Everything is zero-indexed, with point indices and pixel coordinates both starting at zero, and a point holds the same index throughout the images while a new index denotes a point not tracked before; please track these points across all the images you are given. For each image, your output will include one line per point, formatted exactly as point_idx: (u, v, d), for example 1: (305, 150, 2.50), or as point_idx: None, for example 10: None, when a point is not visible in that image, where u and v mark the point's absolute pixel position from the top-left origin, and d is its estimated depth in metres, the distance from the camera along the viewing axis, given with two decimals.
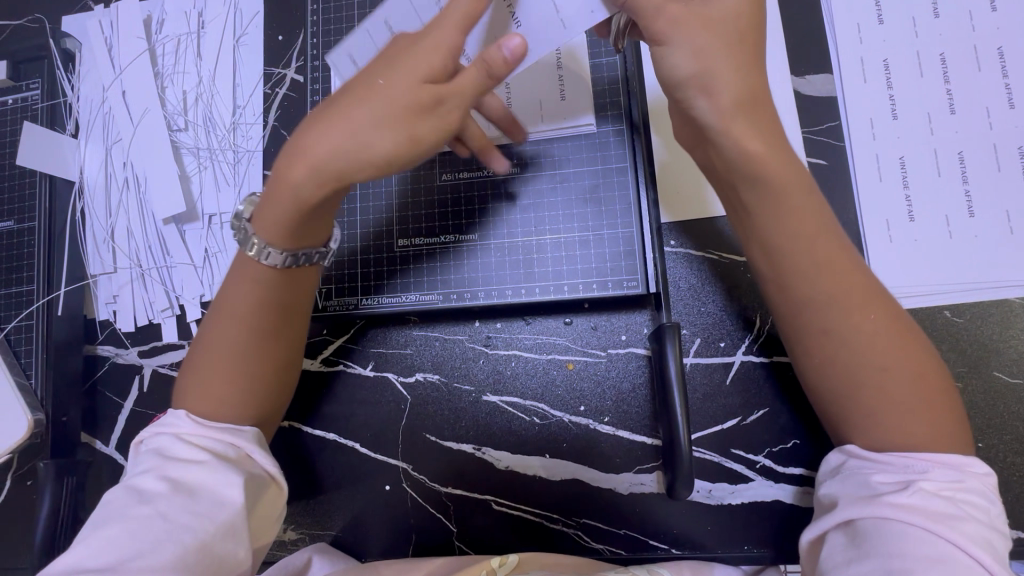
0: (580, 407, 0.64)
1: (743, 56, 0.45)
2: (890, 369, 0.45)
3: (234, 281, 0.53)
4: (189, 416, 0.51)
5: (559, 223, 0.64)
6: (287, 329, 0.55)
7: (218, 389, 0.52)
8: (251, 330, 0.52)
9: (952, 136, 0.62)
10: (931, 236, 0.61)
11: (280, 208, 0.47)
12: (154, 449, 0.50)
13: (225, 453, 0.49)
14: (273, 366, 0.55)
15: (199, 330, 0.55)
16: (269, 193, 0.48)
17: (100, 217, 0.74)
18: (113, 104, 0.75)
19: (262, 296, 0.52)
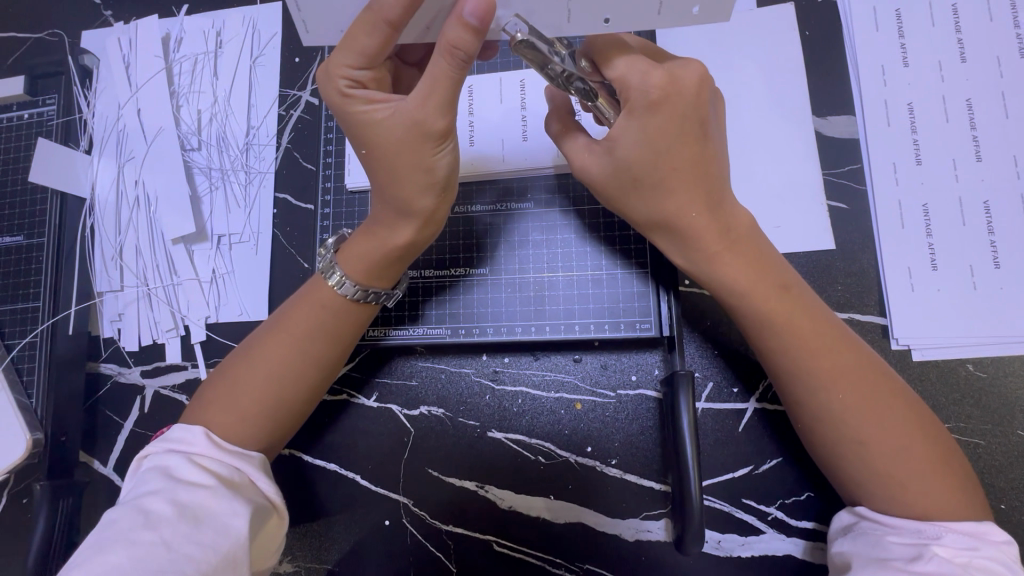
0: (586, 448, 0.62)
1: (655, 186, 0.49)
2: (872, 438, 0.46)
3: (300, 303, 0.56)
4: (206, 435, 0.51)
5: (572, 261, 0.63)
6: (324, 363, 0.56)
7: (248, 403, 0.54)
8: (301, 356, 0.55)
9: (978, 184, 0.61)
10: (954, 287, 0.60)
11: (365, 250, 0.54)
12: (158, 469, 0.49)
13: (231, 478, 0.49)
14: (300, 401, 0.56)
15: (242, 349, 0.57)
16: (357, 238, 0.56)
17: (110, 234, 0.74)
18: (128, 123, 0.75)
19: (324, 327, 0.56)
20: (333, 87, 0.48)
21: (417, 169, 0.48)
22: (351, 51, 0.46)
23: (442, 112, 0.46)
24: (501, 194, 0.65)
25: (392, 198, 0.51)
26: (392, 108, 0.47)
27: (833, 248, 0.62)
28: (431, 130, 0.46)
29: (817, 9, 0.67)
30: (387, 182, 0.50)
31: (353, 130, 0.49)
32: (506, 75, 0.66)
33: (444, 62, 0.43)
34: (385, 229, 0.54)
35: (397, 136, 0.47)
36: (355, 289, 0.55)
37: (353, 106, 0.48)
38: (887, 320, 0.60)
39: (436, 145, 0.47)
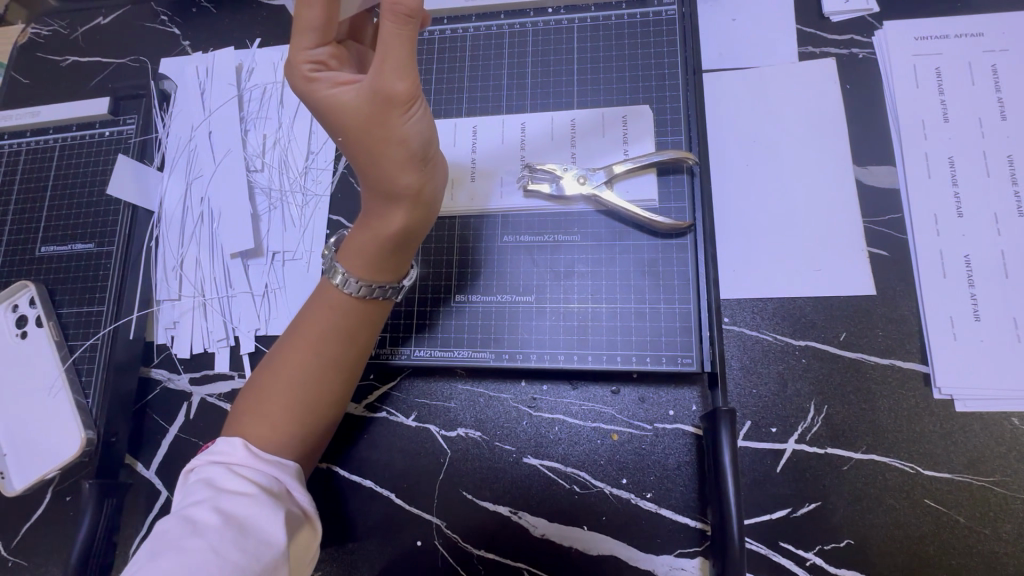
0: (621, 480, 0.63)
1: None
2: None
3: (313, 309, 0.58)
4: (243, 447, 0.53)
5: (614, 293, 0.65)
6: (343, 364, 0.58)
7: (275, 411, 0.55)
8: (318, 358, 0.57)
9: (1021, 238, 0.62)
10: (998, 339, 0.60)
11: (361, 244, 0.54)
12: (203, 480, 0.50)
13: (271, 488, 0.51)
14: (324, 405, 0.58)
15: (267, 357, 0.59)
16: (354, 235, 0.56)
17: (173, 246, 0.78)
18: (198, 143, 0.80)
19: (333, 325, 0.57)
20: (297, 73, 0.48)
21: (392, 144, 0.48)
22: (304, 30, 0.47)
23: (401, 74, 0.45)
24: (546, 226, 0.67)
25: (375, 182, 0.51)
26: (356, 85, 0.47)
27: (873, 293, 0.63)
28: (393, 96, 0.46)
29: (858, 65, 0.70)
30: (369, 165, 0.50)
31: (326, 119, 0.49)
32: (558, 114, 0.69)
33: (390, 24, 0.43)
34: (378, 217, 0.54)
35: (366, 112, 0.47)
36: (358, 286, 0.56)
37: (319, 90, 0.48)
38: (929, 368, 0.60)
39: (403, 111, 0.46)
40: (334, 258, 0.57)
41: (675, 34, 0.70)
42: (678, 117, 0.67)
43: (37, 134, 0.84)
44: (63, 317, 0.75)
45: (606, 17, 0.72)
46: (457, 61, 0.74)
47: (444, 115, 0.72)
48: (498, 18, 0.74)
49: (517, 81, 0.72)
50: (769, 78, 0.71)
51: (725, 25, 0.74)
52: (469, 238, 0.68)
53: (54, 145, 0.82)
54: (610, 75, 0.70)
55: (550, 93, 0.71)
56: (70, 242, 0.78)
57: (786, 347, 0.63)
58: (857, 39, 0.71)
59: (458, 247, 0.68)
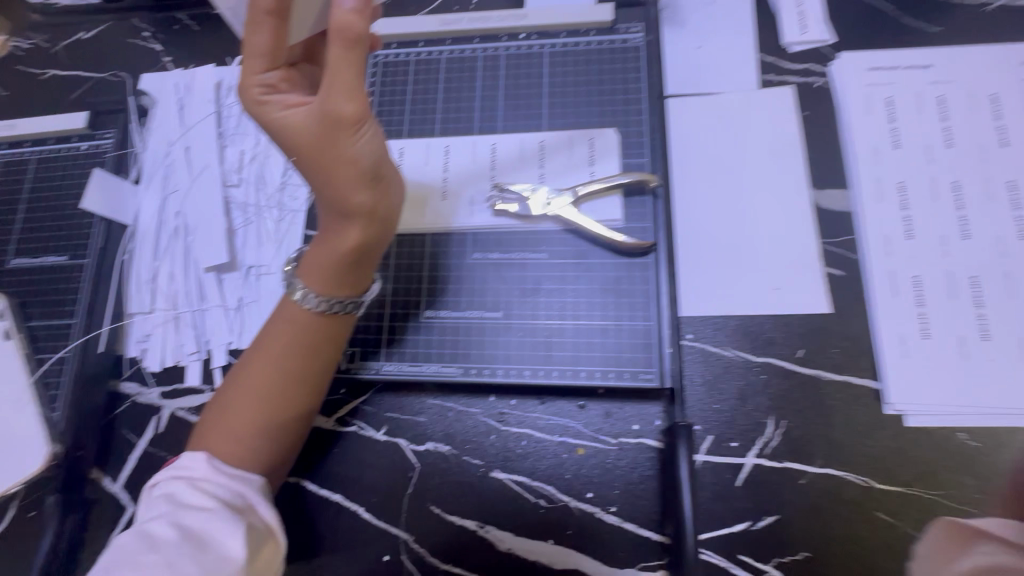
0: (586, 494, 0.64)
1: None
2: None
3: (276, 324, 0.59)
4: (205, 461, 0.53)
5: (581, 310, 0.66)
6: (306, 379, 0.59)
7: (238, 426, 0.56)
8: (280, 373, 0.57)
9: (966, 260, 0.65)
10: (945, 357, 0.62)
11: (318, 259, 0.56)
12: (165, 495, 0.51)
13: (233, 502, 0.51)
14: (287, 419, 0.58)
15: (232, 373, 0.60)
16: (312, 250, 0.57)
17: (147, 260, 0.78)
18: (175, 158, 0.81)
19: (296, 341, 0.58)
20: (249, 96, 0.51)
21: (343, 163, 0.49)
22: (253, 54, 0.50)
23: (347, 95, 0.47)
24: (515, 243, 0.69)
25: (329, 200, 0.53)
26: (306, 107, 0.49)
27: (829, 312, 0.65)
28: (341, 117, 0.47)
29: (815, 93, 0.73)
30: (324, 184, 0.52)
31: (279, 139, 0.52)
32: (528, 136, 0.72)
33: (335, 46, 0.45)
34: (333, 234, 0.55)
35: (315, 132, 0.49)
36: (317, 301, 0.57)
37: (272, 111, 0.50)
38: (881, 385, 0.63)
39: (351, 131, 0.48)
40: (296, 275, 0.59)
41: (641, 61, 0.73)
42: (643, 140, 0.70)
43: (13, 146, 0.84)
44: (32, 329, 0.75)
45: (576, 43, 0.75)
46: (432, 82, 0.76)
47: (418, 135, 0.74)
48: (472, 42, 0.77)
49: (489, 102, 0.74)
50: (730, 104, 0.74)
51: (690, 52, 0.77)
52: (440, 254, 0.70)
53: (30, 158, 0.83)
54: (579, 99, 0.72)
55: (521, 115, 0.73)
56: (42, 255, 0.78)
57: (745, 364, 0.65)
58: (814, 68, 0.74)
59: (429, 264, 0.70)
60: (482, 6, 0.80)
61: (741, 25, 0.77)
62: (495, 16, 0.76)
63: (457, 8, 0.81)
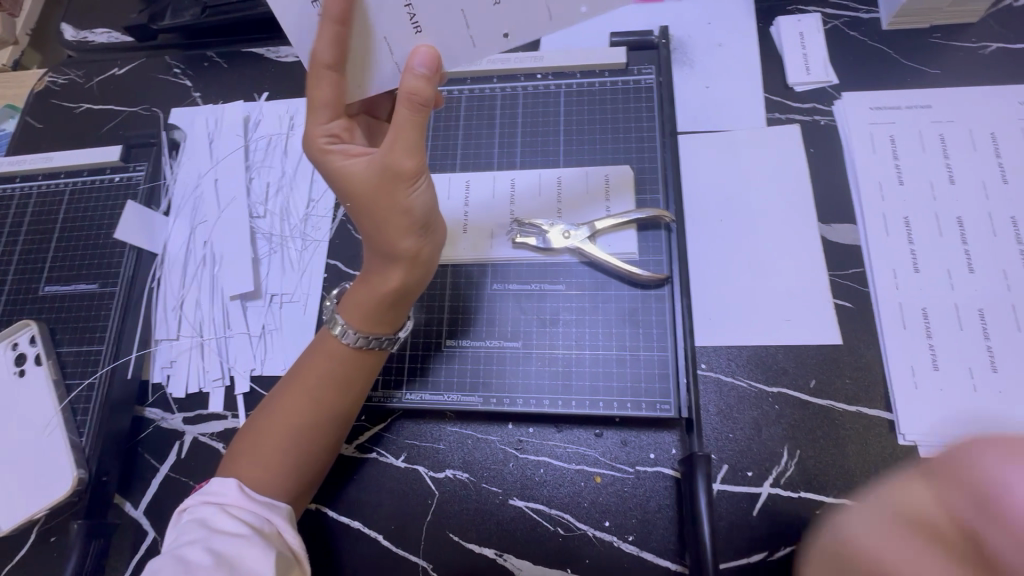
0: (604, 522, 0.64)
1: None
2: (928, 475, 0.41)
3: (311, 358, 0.61)
4: (239, 487, 0.55)
5: (598, 340, 0.68)
6: (338, 412, 0.60)
7: (271, 455, 0.57)
8: (313, 406, 0.59)
9: (972, 293, 0.67)
10: (954, 388, 0.64)
11: (361, 298, 0.58)
12: (196, 521, 0.52)
13: (262, 527, 0.52)
14: (317, 450, 0.60)
15: (264, 403, 0.61)
16: (354, 289, 0.60)
17: (174, 288, 0.81)
18: (204, 190, 0.84)
19: (335, 376, 0.60)
20: (314, 145, 0.53)
21: (396, 212, 0.52)
22: (318, 106, 0.52)
23: (409, 153, 0.51)
24: (534, 274, 0.71)
25: (377, 244, 0.56)
26: (367, 158, 0.52)
27: (839, 343, 0.67)
28: (401, 171, 0.51)
29: (821, 131, 0.76)
30: (373, 229, 0.54)
31: (336, 184, 0.54)
32: (545, 172, 0.75)
33: (405, 108, 0.49)
34: (377, 275, 0.58)
35: (374, 182, 0.52)
36: (356, 336, 0.59)
37: (334, 160, 0.53)
38: (892, 415, 0.64)
39: (408, 184, 0.52)
40: (336, 311, 0.61)
41: (653, 101, 0.76)
42: (656, 176, 0.73)
43: (48, 178, 0.87)
44: (62, 355, 0.77)
45: (591, 83, 0.78)
46: (453, 119, 0.79)
47: (440, 170, 0.77)
48: (491, 81, 0.80)
49: (508, 139, 0.78)
50: (739, 141, 0.77)
51: (700, 92, 0.81)
52: (460, 285, 0.72)
53: (64, 189, 0.86)
54: (594, 136, 0.76)
55: (538, 151, 0.76)
56: (73, 283, 0.80)
57: (759, 393, 0.66)
58: (819, 108, 0.78)
59: (450, 295, 0.72)
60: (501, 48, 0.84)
61: (748, 66, 0.81)
62: (513, 57, 0.80)
63: None
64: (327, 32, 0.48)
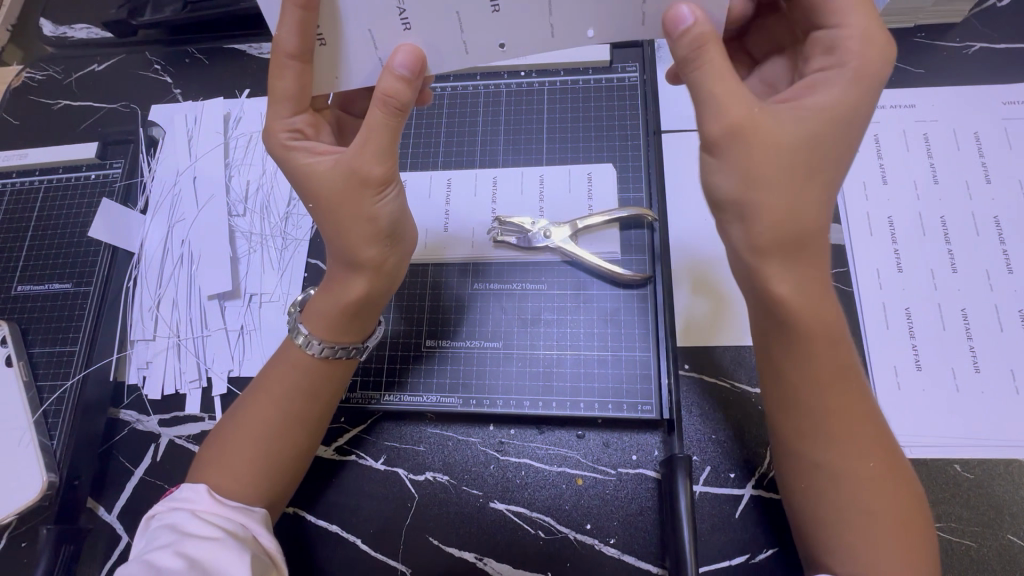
0: (586, 525, 0.63)
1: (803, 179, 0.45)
2: (810, 292, 0.47)
3: (280, 366, 0.59)
4: (208, 494, 0.53)
5: (580, 340, 0.68)
6: (311, 420, 0.59)
7: (241, 463, 0.55)
8: (284, 414, 0.58)
9: (955, 293, 0.66)
10: (938, 388, 0.63)
11: (324, 309, 0.57)
12: (167, 527, 0.51)
13: (236, 531, 0.51)
14: (290, 458, 0.58)
15: (232, 410, 0.60)
16: (319, 297, 0.58)
17: (151, 287, 0.79)
18: (182, 187, 0.83)
19: (299, 386, 0.58)
20: (276, 140, 0.52)
21: (361, 220, 0.51)
22: (280, 102, 0.51)
23: (377, 159, 0.49)
24: (515, 274, 0.71)
25: (341, 251, 0.54)
26: (333, 159, 0.51)
27: None
28: (369, 177, 0.49)
29: None
30: (336, 235, 0.53)
31: (296, 185, 0.53)
32: (527, 170, 0.74)
33: (379, 110, 0.47)
34: (341, 284, 0.56)
35: (339, 187, 0.50)
36: (322, 347, 0.57)
37: (297, 157, 0.52)
38: None
39: (375, 192, 0.50)
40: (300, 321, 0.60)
41: (637, 99, 0.75)
42: (639, 175, 0.72)
43: (22, 175, 0.85)
44: (35, 356, 0.75)
45: (574, 81, 0.78)
46: (435, 117, 0.79)
47: (421, 168, 0.76)
48: (474, 79, 0.80)
49: (490, 137, 0.77)
50: None
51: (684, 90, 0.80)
52: (441, 285, 0.71)
53: (39, 186, 0.84)
54: (577, 134, 0.75)
55: (521, 149, 0.75)
56: (47, 282, 0.79)
57: (742, 394, 0.66)
58: None
59: (430, 294, 0.71)
60: None
61: None
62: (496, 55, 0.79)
63: None
64: (290, 19, 0.45)
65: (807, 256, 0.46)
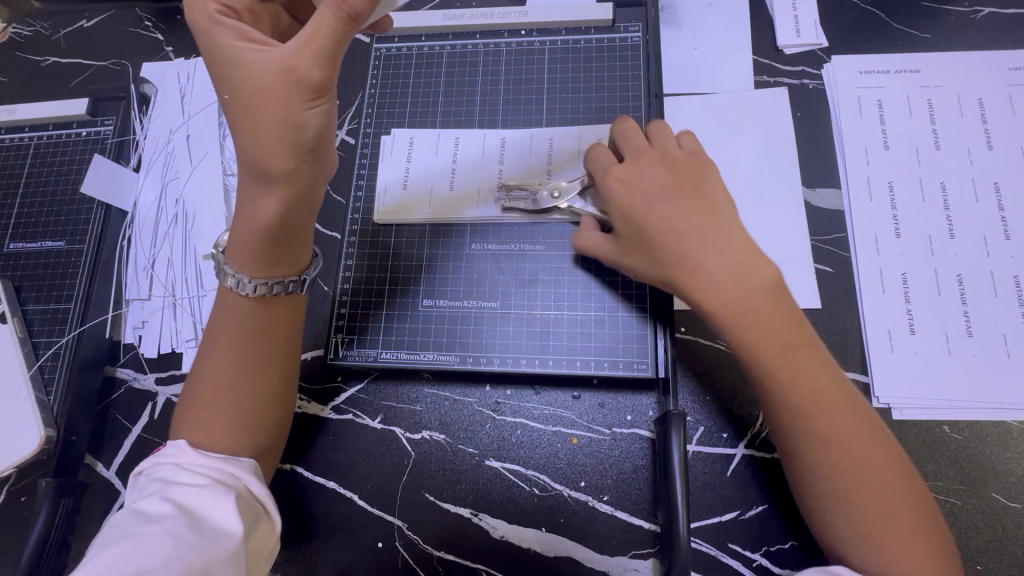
0: (580, 483, 0.64)
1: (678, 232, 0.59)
2: (753, 315, 0.55)
3: (222, 315, 0.57)
4: (189, 447, 0.53)
5: (577, 301, 0.68)
6: (269, 364, 0.57)
7: (213, 416, 0.54)
8: (235, 362, 0.56)
9: (952, 259, 0.67)
10: (930, 351, 0.64)
11: (244, 240, 0.54)
12: (153, 479, 0.51)
13: (225, 479, 0.51)
14: (260, 405, 0.56)
15: (192, 370, 0.58)
16: (235, 231, 0.55)
17: (145, 246, 0.79)
18: (176, 146, 0.82)
19: (246, 330, 0.56)
20: (203, 12, 0.51)
21: (285, 123, 0.49)
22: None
23: (316, 62, 0.48)
24: (514, 235, 0.70)
25: (252, 161, 0.51)
26: (269, 54, 0.50)
27: (818, 307, 0.67)
28: (305, 78, 0.48)
29: (809, 95, 0.75)
30: (252, 141, 0.50)
31: (216, 62, 0.51)
32: (526, 131, 0.73)
33: (329, 11, 0.47)
34: (253, 206, 0.53)
35: (271, 81, 0.49)
36: (254, 285, 0.56)
37: (223, 40, 0.50)
38: (869, 379, 0.64)
39: (309, 97, 0.49)
40: (223, 258, 0.57)
41: (639, 60, 0.74)
42: None
43: (12, 132, 0.84)
44: (29, 314, 0.75)
45: (576, 41, 0.76)
46: (433, 76, 0.77)
47: (418, 127, 0.76)
48: (473, 37, 0.78)
49: (489, 97, 0.76)
50: (726, 103, 0.75)
51: (688, 53, 0.79)
52: (439, 245, 0.71)
53: (29, 143, 0.83)
54: (578, 95, 0.74)
55: (521, 109, 0.74)
56: (40, 240, 0.78)
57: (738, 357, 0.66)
58: (809, 71, 0.76)
59: (428, 255, 0.71)
60: (484, 5, 0.82)
61: (736, 28, 0.79)
62: (497, 13, 0.78)
63: (460, 6, 0.82)
64: None
65: (731, 282, 0.56)
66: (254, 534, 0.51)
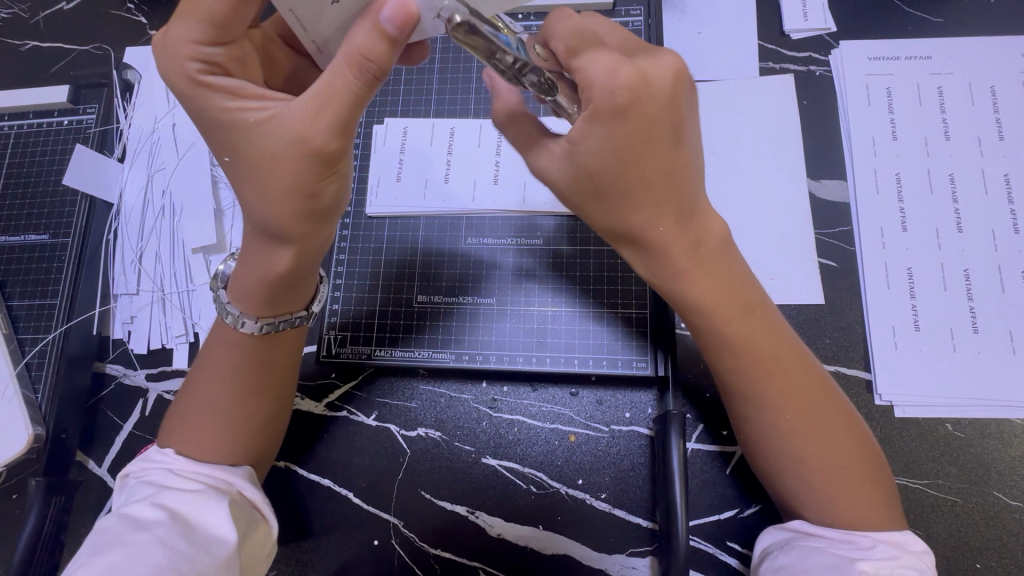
0: (578, 481, 0.63)
1: (624, 196, 0.48)
2: (709, 296, 0.51)
3: (219, 335, 0.55)
4: (179, 457, 0.51)
5: (575, 296, 0.66)
6: (266, 389, 0.55)
7: (202, 435, 0.52)
8: (229, 386, 0.53)
9: (959, 253, 0.65)
10: (935, 348, 0.63)
11: (250, 289, 0.51)
12: (144, 484, 0.50)
13: (218, 484, 0.51)
14: (253, 428, 0.54)
15: (183, 384, 0.56)
16: (238, 273, 0.52)
17: (132, 239, 0.76)
18: (161, 136, 0.79)
19: (241, 350, 0.54)
20: (185, 72, 0.45)
21: (298, 193, 0.45)
22: (196, 23, 0.44)
23: (332, 132, 0.43)
24: (511, 229, 0.69)
25: (262, 225, 0.48)
26: (274, 118, 0.44)
27: (822, 302, 0.66)
28: (318, 149, 0.44)
29: (816, 82, 0.73)
30: (260, 207, 0.47)
31: (212, 125, 0.46)
32: None
33: (349, 72, 0.41)
34: (260, 260, 0.50)
35: (280, 153, 0.44)
36: (258, 326, 0.53)
37: (218, 103, 0.45)
38: (871, 376, 0.63)
39: (323, 168, 0.45)
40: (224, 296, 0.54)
41: None
42: None
43: None
44: (14, 309, 0.73)
45: None
46: (426, 62, 0.74)
47: (411, 116, 0.73)
48: None
49: (485, 83, 0.73)
50: (731, 90, 0.73)
51: (691, 37, 0.76)
52: (434, 240, 0.69)
53: (10, 132, 0.80)
54: None
55: None
56: (23, 233, 0.76)
57: None
58: (815, 57, 0.73)
59: (422, 249, 0.69)
60: None
61: (742, 11, 0.76)
62: None
63: None
64: None
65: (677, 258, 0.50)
66: (249, 539, 0.50)
